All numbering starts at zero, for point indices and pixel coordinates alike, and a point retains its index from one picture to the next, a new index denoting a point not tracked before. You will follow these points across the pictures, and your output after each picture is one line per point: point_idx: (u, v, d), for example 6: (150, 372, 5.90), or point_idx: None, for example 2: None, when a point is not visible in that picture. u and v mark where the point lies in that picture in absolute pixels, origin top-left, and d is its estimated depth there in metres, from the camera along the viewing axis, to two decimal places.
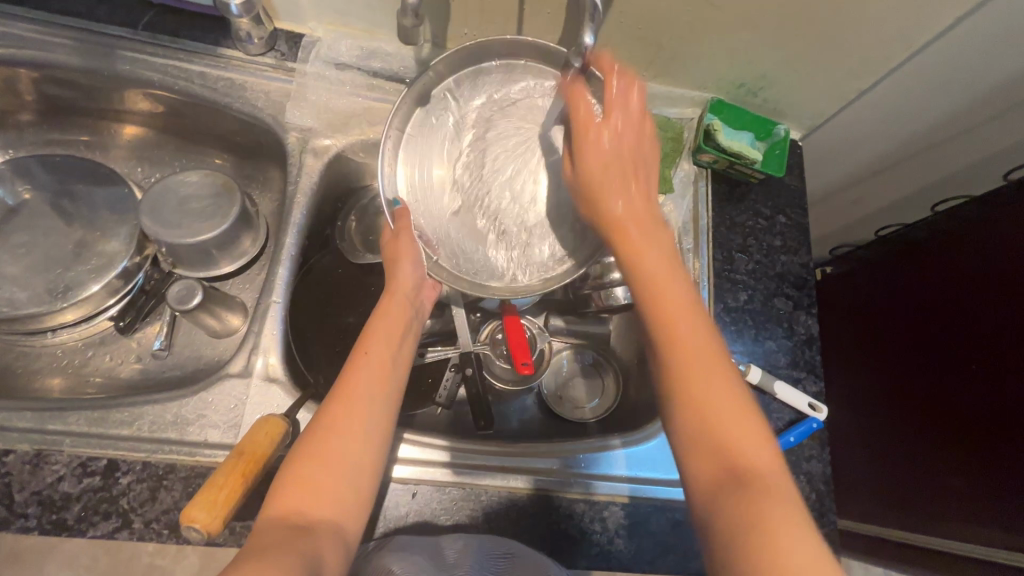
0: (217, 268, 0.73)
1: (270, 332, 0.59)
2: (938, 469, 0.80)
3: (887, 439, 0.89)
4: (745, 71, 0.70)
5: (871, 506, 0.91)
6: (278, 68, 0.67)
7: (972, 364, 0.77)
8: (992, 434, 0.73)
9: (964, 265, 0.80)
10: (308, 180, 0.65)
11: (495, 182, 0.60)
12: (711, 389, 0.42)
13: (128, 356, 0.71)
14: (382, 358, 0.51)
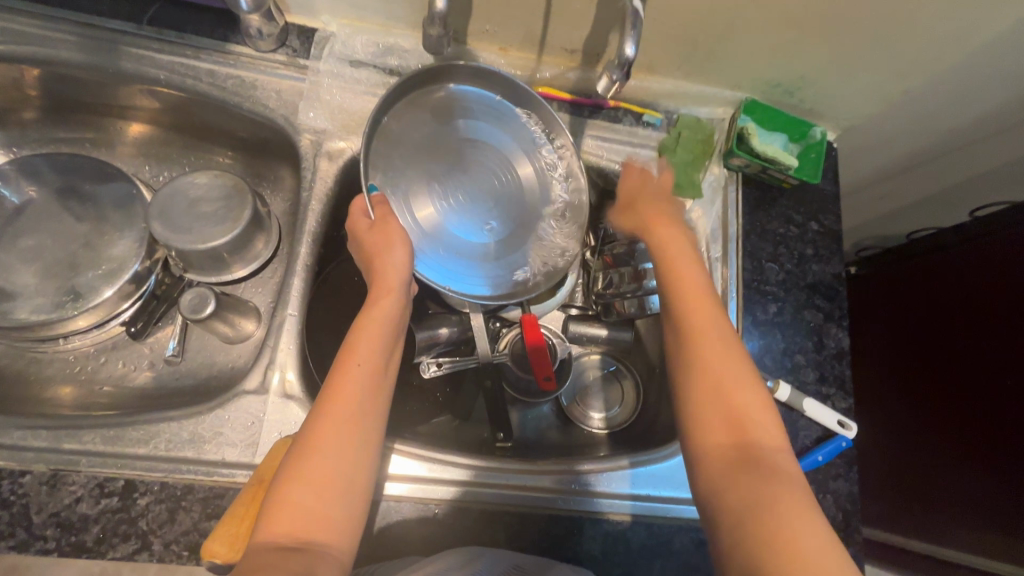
0: (230, 273, 0.71)
1: (286, 346, 0.57)
2: (956, 481, 0.79)
3: (908, 447, 0.88)
4: (783, 70, 0.66)
5: (890, 512, 0.91)
6: (290, 65, 0.64)
7: (998, 368, 0.75)
8: (1014, 440, 0.72)
9: (996, 271, 0.77)
10: (323, 186, 0.63)
11: (485, 189, 0.62)
12: (737, 390, 0.46)
13: (140, 362, 0.70)
14: (374, 365, 0.48)
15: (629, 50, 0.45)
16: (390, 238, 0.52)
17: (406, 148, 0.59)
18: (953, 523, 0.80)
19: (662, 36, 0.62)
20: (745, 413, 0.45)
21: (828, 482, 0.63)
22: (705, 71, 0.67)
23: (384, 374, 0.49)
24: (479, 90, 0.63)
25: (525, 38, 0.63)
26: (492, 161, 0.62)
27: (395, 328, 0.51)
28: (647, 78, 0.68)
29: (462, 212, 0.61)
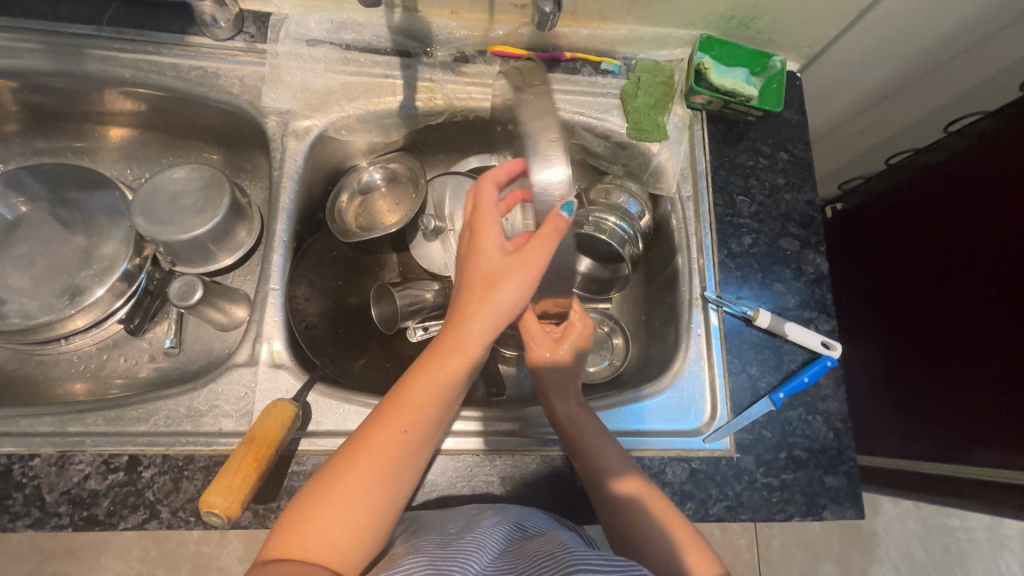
0: (217, 263, 0.74)
1: (272, 319, 0.59)
2: (970, 399, 0.78)
3: (918, 375, 0.87)
4: (735, 2, 0.65)
5: (891, 441, 0.93)
6: (250, 51, 0.65)
7: (982, 280, 0.76)
8: (1001, 345, 0.74)
9: (975, 183, 0.78)
10: (293, 164, 0.64)
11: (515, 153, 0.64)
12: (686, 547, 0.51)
13: (142, 356, 0.72)
14: (420, 432, 0.46)
15: None
16: (500, 278, 0.48)
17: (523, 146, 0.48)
18: (965, 445, 0.79)
19: None
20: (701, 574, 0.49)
21: (817, 403, 0.64)
22: (657, 12, 0.67)
23: (428, 439, 0.47)
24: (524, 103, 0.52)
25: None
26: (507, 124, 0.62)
27: (451, 398, 0.49)
28: (601, 25, 0.69)
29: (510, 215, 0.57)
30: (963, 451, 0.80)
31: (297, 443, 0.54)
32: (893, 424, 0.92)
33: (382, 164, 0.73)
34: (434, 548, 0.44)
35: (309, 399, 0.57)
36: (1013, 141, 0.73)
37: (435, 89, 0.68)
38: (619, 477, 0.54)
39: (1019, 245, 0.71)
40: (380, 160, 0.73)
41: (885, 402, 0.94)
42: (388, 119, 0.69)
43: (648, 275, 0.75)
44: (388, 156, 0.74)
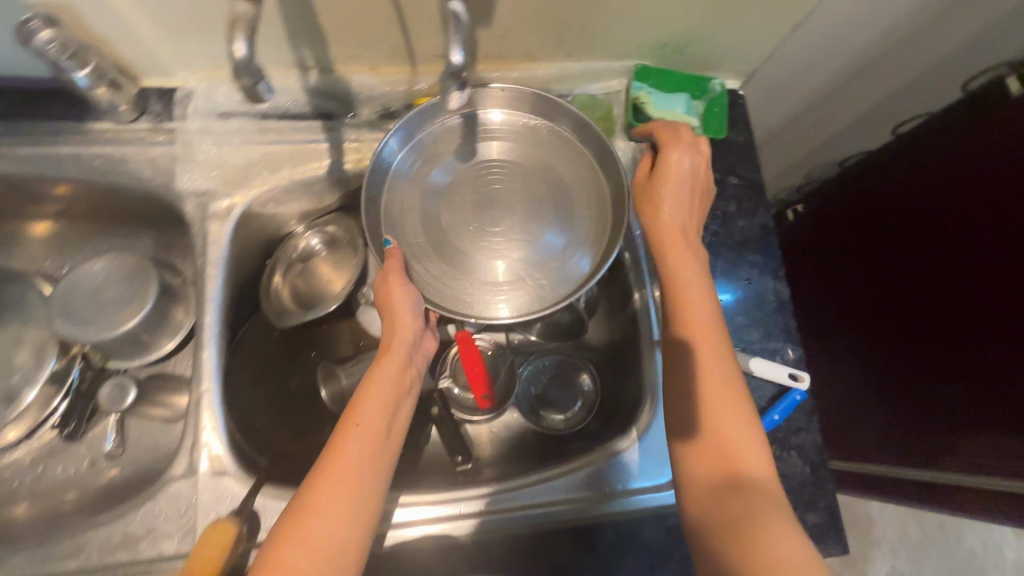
0: (159, 349, 0.69)
1: (210, 422, 0.55)
2: (960, 386, 0.77)
3: (905, 365, 0.86)
4: (664, 31, 0.63)
5: (879, 445, 0.91)
6: (157, 131, 0.60)
7: (973, 281, 0.74)
8: (996, 348, 0.71)
9: (955, 184, 0.76)
10: (217, 250, 0.60)
11: (452, 153, 0.62)
12: (729, 424, 0.46)
13: (81, 462, 0.67)
14: (373, 424, 0.49)
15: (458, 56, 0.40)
16: (394, 290, 0.54)
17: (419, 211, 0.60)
18: (955, 433, 0.78)
19: (528, 24, 0.58)
20: (742, 462, 0.44)
21: (790, 438, 0.62)
22: (587, 48, 0.64)
23: (387, 431, 0.50)
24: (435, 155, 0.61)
25: (393, 54, 0.60)
26: (420, 173, 0.61)
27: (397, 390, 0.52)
28: (530, 66, 0.65)
29: (514, 216, 0.60)
30: (956, 440, 0.78)
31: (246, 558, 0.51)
32: (880, 418, 0.91)
33: (319, 228, 0.69)
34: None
35: (257, 504, 0.52)
36: (988, 133, 0.71)
37: (364, 148, 0.64)
38: (702, 353, 0.49)
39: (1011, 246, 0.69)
40: (316, 224, 0.69)
41: (870, 394, 0.93)
42: (317, 185, 0.65)
43: (611, 315, 0.72)
44: (324, 218, 0.70)
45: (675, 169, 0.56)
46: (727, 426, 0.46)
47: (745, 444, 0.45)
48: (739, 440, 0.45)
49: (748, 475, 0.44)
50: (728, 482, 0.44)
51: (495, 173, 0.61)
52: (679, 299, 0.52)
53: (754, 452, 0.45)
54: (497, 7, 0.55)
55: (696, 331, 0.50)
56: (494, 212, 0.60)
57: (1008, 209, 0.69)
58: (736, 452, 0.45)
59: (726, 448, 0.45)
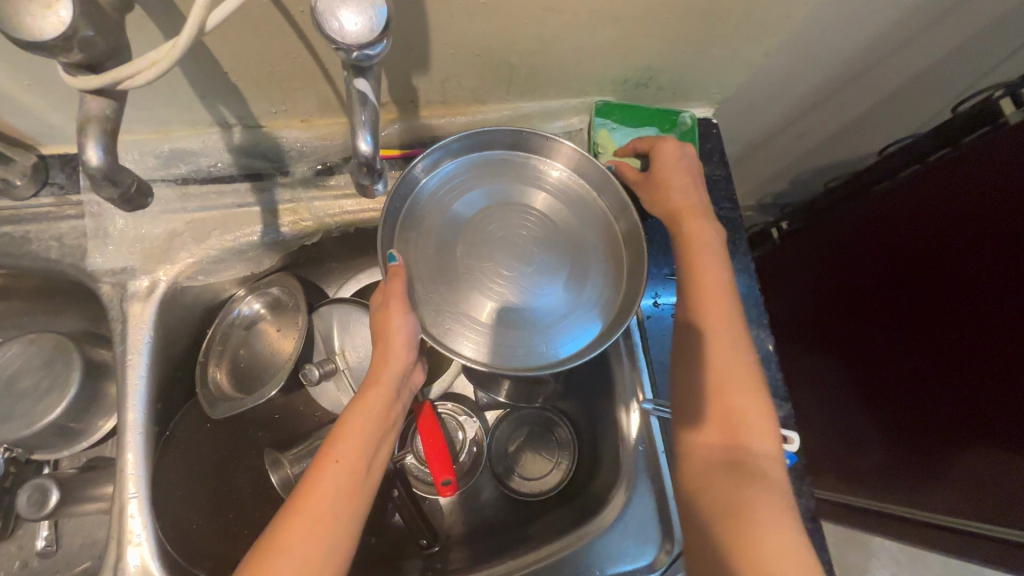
0: (99, 428, 0.63)
1: (137, 534, 0.49)
2: (950, 393, 0.73)
3: (890, 376, 0.82)
4: (625, 66, 0.57)
5: (870, 479, 0.90)
6: (62, 205, 0.54)
7: (960, 323, 0.71)
8: (993, 396, 0.68)
9: (937, 218, 0.72)
10: (138, 335, 0.54)
11: (481, 184, 0.57)
12: (741, 397, 0.46)
13: (10, 564, 0.61)
14: (354, 464, 0.44)
15: (365, 142, 0.40)
16: (388, 317, 0.49)
17: (421, 245, 0.55)
18: (952, 442, 0.74)
19: (470, 67, 0.52)
20: (749, 436, 0.44)
21: None
22: (541, 87, 0.57)
23: (367, 472, 0.45)
24: (439, 182, 0.56)
25: (324, 106, 0.54)
26: (444, 201, 0.56)
27: (382, 428, 0.48)
28: (481, 108, 0.59)
29: (520, 269, 0.55)
30: (954, 450, 0.74)
31: None
32: (874, 433, 0.87)
33: (262, 290, 0.63)
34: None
35: None
36: (974, 170, 0.66)
37: (301, 209, 0.58)
38: (710, 317, 0.49)
39: (1002, 290, 0.65)
40: (258, 287, 0.63)
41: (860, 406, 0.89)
42: (252, 250, 0.59)
43: (586, 369, 0.67)
44: (267, 278, 0.63)
45: (671, 160, 0.55)
46: (737, 399, 0.46)
47: (754, 422, 0.45)
48: (750, 415, 0.45)
49: (750, 449, 0.44)
50: (731, 459, 0.44)
51: (520, 215, 0.56)
52: (693, 269, 0.51)
53: (762, 427, 0.45)
54: (431, 53, 0.49)
55: (705, 301, 0.50)
56: (508, 261, 0.55)
57: (985, 212, 0.66)
58: (747, 424, 0.45)
59: (730, 420, 0.45)
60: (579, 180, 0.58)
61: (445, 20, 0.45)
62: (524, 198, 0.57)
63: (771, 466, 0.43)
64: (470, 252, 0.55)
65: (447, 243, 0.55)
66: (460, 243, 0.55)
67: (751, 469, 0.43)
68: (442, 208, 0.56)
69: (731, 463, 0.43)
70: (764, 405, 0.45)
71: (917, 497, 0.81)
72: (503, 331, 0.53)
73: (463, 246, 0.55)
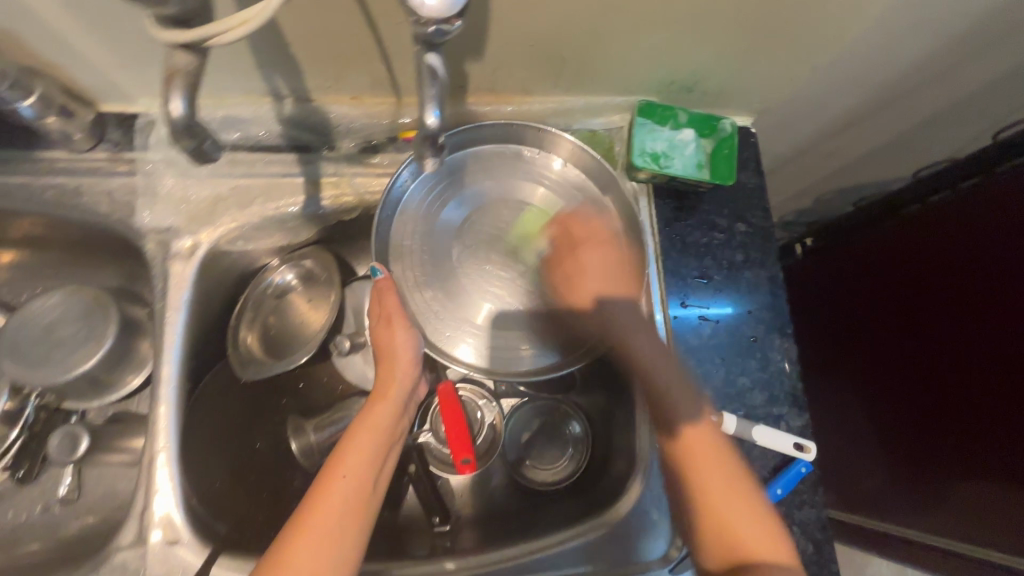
0: (126, 384, 0.64)
1: (163, 486, 0.51)
2: (954, 418, 0.74)
3: (898, 396, 0.83)
4: (673, 68, 0.57)
5: (874, 500, 0.90)
6: (115, 161, 0.55)
7: (970, 354, 0.71)
8: (999, 428, 0.68)
9: (958, 247, 0.72)
10: (177, 293, 0.55)
11: (474, 190, 0.58)
12: (729, 494, 0.47)
13: (34, 506, 0.63)
14: (360, 477, 0.46)
15: (432, 116, 0.41)
16: (390, 334, 0.52)
17: (410, 253, 0.57)
18: (955, 480, 0.75)
19: (523, 57, 0.53)
20: (740, 533, 0.45)
21: (792, 512, 0.58)
22: (587, 83, 0.58)
23: (372, 488, 0.46)
24: (429, 188, 0.58)
25: (375, 85, 0.55)
26: (435, 206, 0.58)
27: (386, 445, 0.49)
28: (525, 99, 0.60)
29: (509, 266, 0.58)
30: (957, 490, 0.75)
31: None
32: (881, 463, 0.87)
33: (296, 261, 0.65)
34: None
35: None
36: (996, 203, 0.67)
37: (343, 184, 0.59)
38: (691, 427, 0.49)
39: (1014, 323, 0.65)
40: (292, 258, 0.64)
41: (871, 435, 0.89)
42: (292, 221, 0.60)
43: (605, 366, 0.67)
44: (302, 250, 0.65)
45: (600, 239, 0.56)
46: (725, 499, 0.46)
47: (752, 530, 0.46)
48: (736, 508, 0.46)
49: (747, 539, 0.45)
50: (735, 563, 0.44)
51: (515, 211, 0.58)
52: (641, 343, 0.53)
53: (737, 498, 0.46)
54: (488, 41, 0.50)
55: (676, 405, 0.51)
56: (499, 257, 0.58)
57: (1000, 260, 0.67)
58: (742, 526, 0.46)
59: (723, 523, 0.46)
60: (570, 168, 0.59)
61: (506, 9, 0.46)
62: (521, 189, 0.59)
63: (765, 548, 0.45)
64: (462, 260, 0.57)
65: (438, 249, 0.57)
66: (451, 250, 0.58)
67: (751, 562, 0.44)
68: (431, 215, 0.58)
69: (735, 562, 0.45)
70: (741, 479, 0.48)
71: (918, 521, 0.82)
72: (494, 336, 0.56)
73: (454, 253, 0.57)
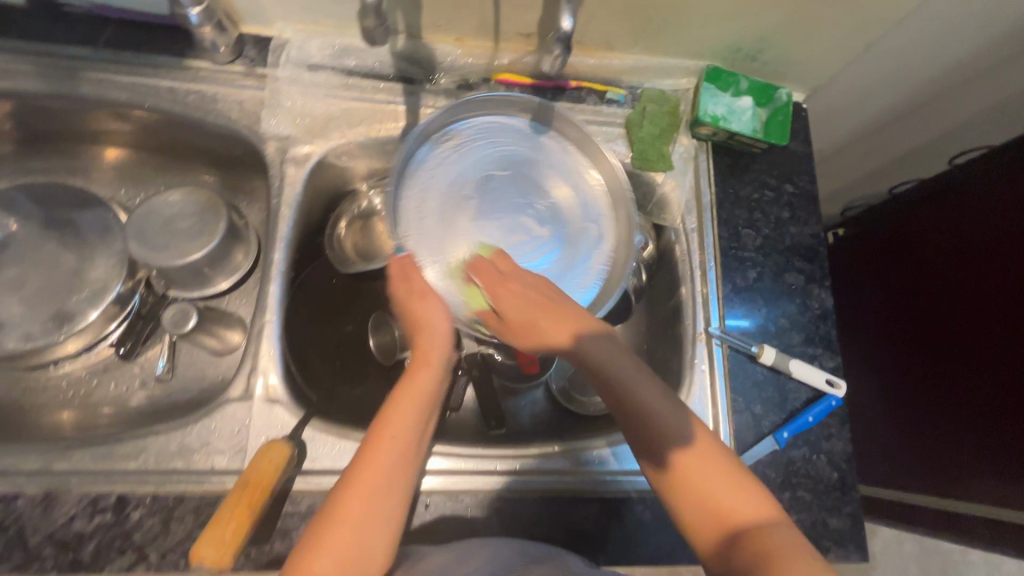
0: (213, 286, 0.72)
1: (268, 352, 0.58)
2: (976, 379, 0.76)
3: (923, 364, 0.85)
4: (742, 34, 0.65)
5: (883, 470, 0.91)
6: (249, 74, 0.64)
7: (994, 314, 0.73)
8: (1019, 384, 0.70)
9: (987, 213, 0.75)
10: (291, 191, 0.63)
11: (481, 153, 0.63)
12: (719, 458, 0.44)
13: (132, 382, 0.70)
14: (402, 441, 0.47)
15: (566, 24, 0.48)
16: (425, 310, 0.53)
17: (422, 201, 0.60)
18: (965, 475, 0.77)
19: (614, 11, 0.60)
20: (729, 485, 0.43)
21: (821, 442, 0.63)
22: (663, 42, 0.66)
23: (415, 450, 0.48)
24: (443, 146, 0.62)
25: (480, 27, 0.63)
26: (444, 160, 0.62)
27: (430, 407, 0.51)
28: (606, 55, 0.68)
29: (518, 238, 0.61)
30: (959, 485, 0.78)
31: (292, 482, 0.54)
32: (893, 453, 0.89)
33: (383, 188, 0.71)
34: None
35: (305, 436, 0.56)
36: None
37: None
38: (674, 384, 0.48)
39: None
40: (379, 184, 0.71)
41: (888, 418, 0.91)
42: (390, 144, 0.68)
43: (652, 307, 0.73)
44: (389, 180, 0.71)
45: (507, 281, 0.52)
46: (712, 461, 0.44)
47: (736, 482, 0.43)
48: (726, 470, 0.44)
49: (741, 493, 0.42)
50: (731, 525, 0.41)
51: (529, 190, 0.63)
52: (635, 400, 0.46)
53: (727, 455, 0.44)
54: None
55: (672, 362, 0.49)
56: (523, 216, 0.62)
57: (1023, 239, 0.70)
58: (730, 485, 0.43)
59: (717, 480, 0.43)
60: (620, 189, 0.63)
61: None
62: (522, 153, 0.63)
63: (758, 512, 0.42)
64: (455, 214, 0.60)
65: (443, 202, 0.60)
66: (453, 205, 0.61)
67: (746, 519, 0.41)
68: (412, 174, 0.61)
69: (730, 522, 0.41)
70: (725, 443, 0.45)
71: (925, 487, 0.84)
72: None
73: (446, 206, 0.60)
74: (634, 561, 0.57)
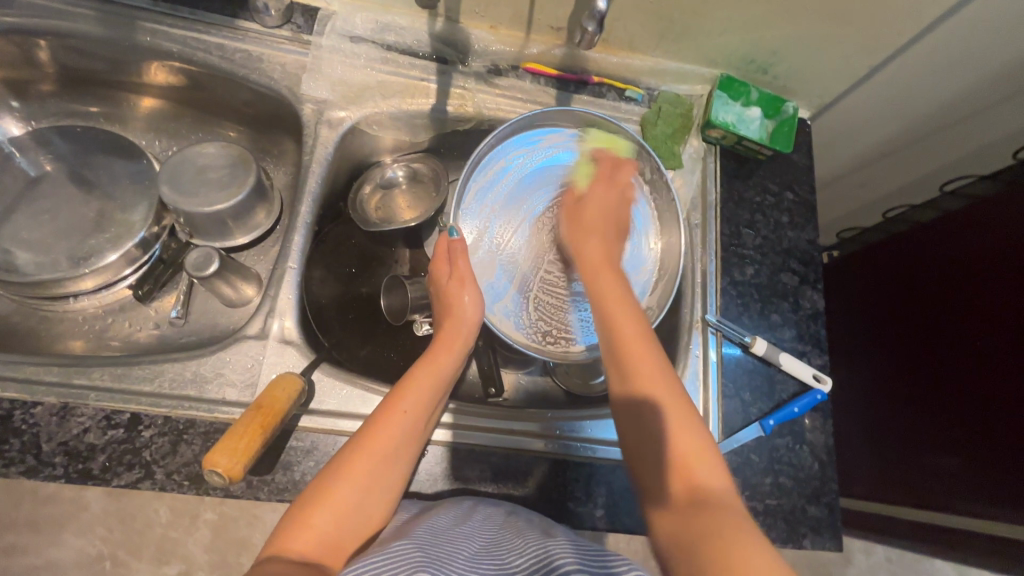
0: (232, 240, 0.74)
1: (286, 296, 0.61)
2: (958, 398, 0.79)
3: (905, 379, 0.88)
4: (754, 47, 0.70)
5: (860, 483, 0.94)
6: (295, 40, 0.68)
7: (978, 333, 0.77)
8: (998, 403, 0.73)
9: (975, 240, 0.80)
10: (322, 151, 0.67)
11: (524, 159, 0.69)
12: (682, 443, 0.47)
13: (146, 323, 0.72)
14: (419, 414, 0.51)
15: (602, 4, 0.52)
16: (460, 292, 0.58)
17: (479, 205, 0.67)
18: (944, 493, 0.79)
19: (639, 12, 0.65)
20: (697, 478, 0.46)
21: (804, 434, 0.65)
22: (683, 48, 0.71)
23: (423, 426, 0.52)
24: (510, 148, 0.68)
25: (514, 17, 0.67)
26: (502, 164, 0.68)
27: (444, 387, 0.55)
28: (629, 55, 0.73)
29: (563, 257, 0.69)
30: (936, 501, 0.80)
31: (298, 419, 0.56)
32: (874, 468, 0.91)
33: (406, 162, 0.74)
34: (423, 533, 0.44)
35: (315, 377, 0.58)
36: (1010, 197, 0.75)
37: (466, 96, 0.71)
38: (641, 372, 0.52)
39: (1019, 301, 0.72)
40: (403, 158, 0.75)
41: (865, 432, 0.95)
42: (419, 119, 0.72)
43: None
44: (412, 155, 0.75)
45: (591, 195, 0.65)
46: (686, 451, 0.47)
47: (706, 468, 0.46)
48: (695, 459, 0.47)
49: (706, 488, 0.45)
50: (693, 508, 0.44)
51: None
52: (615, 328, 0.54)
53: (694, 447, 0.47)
54: None
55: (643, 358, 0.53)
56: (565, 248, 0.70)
57: (1007, 260, 0.74)
58: (694, 465, 0.46)
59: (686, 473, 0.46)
60: (652, 241, 0.70)
61: None
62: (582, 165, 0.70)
63: (719, 494, 0.45)
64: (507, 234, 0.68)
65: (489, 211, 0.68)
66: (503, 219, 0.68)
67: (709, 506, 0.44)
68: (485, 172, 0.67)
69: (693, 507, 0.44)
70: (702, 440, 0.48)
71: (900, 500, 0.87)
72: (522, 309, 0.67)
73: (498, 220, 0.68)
74: (618, 528, 0.59)
